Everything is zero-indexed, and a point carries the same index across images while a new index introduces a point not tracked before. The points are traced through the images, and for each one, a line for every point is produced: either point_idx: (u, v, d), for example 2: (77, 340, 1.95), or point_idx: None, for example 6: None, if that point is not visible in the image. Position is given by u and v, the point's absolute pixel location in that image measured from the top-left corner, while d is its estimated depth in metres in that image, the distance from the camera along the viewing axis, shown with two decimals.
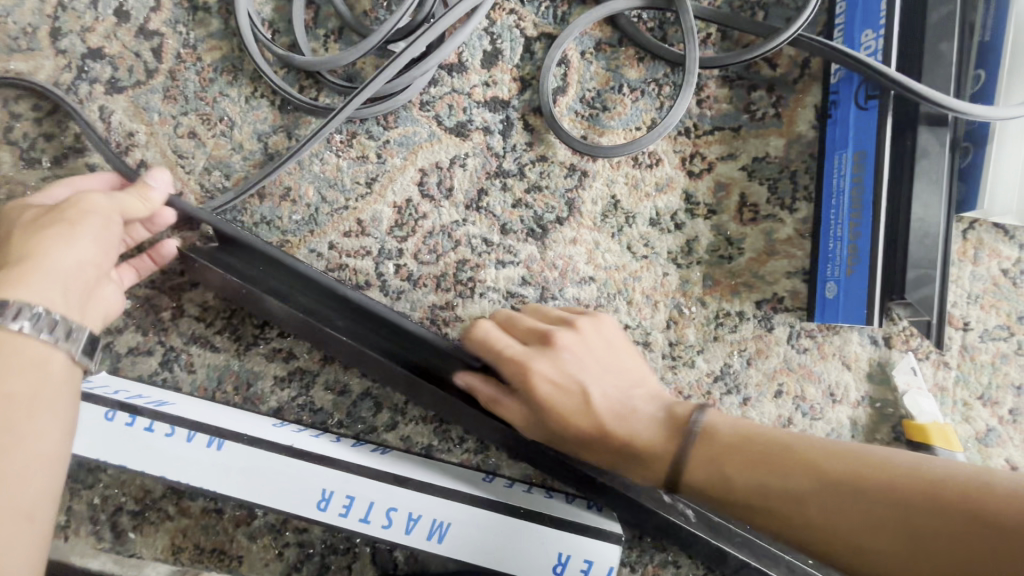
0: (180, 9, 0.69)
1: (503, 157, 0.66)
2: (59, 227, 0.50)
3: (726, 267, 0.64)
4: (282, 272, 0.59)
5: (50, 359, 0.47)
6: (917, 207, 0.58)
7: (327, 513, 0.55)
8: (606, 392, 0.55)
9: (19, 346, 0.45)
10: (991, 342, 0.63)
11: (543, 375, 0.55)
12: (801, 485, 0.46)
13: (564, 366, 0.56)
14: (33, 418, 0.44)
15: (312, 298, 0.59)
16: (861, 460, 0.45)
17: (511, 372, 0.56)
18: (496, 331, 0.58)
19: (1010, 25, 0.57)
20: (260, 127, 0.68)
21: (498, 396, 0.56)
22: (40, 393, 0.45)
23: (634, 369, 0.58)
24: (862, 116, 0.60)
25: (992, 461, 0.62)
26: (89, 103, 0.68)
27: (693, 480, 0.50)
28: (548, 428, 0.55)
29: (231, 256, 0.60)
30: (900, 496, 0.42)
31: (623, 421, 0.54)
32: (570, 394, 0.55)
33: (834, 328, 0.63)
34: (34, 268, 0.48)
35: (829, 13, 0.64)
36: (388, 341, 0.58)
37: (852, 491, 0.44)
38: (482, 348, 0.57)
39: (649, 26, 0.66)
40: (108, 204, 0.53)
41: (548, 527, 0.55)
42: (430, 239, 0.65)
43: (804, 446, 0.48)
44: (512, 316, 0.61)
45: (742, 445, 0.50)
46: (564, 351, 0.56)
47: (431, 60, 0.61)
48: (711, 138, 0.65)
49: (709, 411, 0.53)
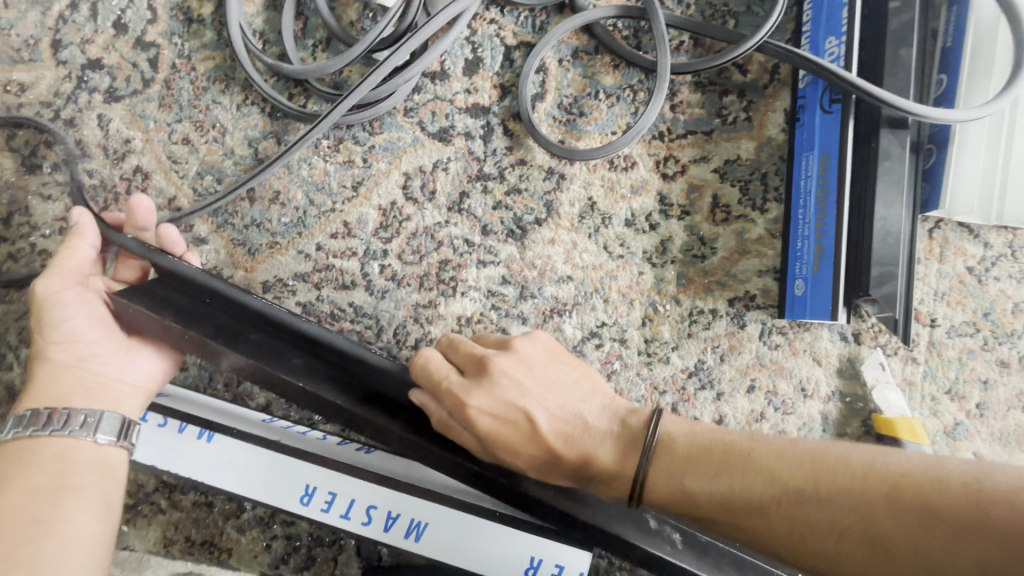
0: (176, 22, 0.72)
1: (484, 161, 0.68)
2: (39, 346, 0.59)
3: (699, 265, 0.66)
4: (223, 302, 0.59)
5: (71, 451, 0.55)
6: (881, 207, 0.60)
7: (309, 508, 0.58)
8: (552, 413, 0.53)
9: (43, 447, 0.54)
10: (958, 338, 0.64)
11: (482, 409, 0.51)
12: (763, 496, 0.46)
13: (503, 396, 0.52)
14: (62, 500, 0.52)
15: (258, 334, 0.57)
16: (816, 464, 0.46)
17: (450, 407, 0.52)
18: (436, 359, 0.54)
19: (969, 31, 0.60)
20: (251, 133, 0.71)
21: (449, 423, 0.52)
22: (64, 479, 0.53)
23: (576, 382, 0.56)
24: (827, 120, 0.62)
25: (960, 454, 0.64)
26: (89, 112, 0.71)
27: (657, 497, 0.50)
28: (498, 459, 0.52)
29: (161, 286, 0.59)
30: (854, 498, 0.43)
31: (573, 442, 0.52)
32: (518, 426, 0.51)
33: (805, 324, 0.65)
34: (46, 385, 0.58)
35: (796, 21, 0.67)
36: (349, 378, 0.56)
37: (811, 498, 0.44)
38: (423, 377, 0.53)
39: (624, 34, 0.69)
40: (56, 284, 0.59)
41: (523, 531, 0.56)
42: (413, 240, 0.68)
43: (762, 452, 0.48)
44: (455, 341, 0.57)
45: (701, 457, 0.49)
46: (502, 377, 0.53)
47: (414, 67, 0.63)
48: (684, 141, 0.67)
49: (663, 420, 0.52)
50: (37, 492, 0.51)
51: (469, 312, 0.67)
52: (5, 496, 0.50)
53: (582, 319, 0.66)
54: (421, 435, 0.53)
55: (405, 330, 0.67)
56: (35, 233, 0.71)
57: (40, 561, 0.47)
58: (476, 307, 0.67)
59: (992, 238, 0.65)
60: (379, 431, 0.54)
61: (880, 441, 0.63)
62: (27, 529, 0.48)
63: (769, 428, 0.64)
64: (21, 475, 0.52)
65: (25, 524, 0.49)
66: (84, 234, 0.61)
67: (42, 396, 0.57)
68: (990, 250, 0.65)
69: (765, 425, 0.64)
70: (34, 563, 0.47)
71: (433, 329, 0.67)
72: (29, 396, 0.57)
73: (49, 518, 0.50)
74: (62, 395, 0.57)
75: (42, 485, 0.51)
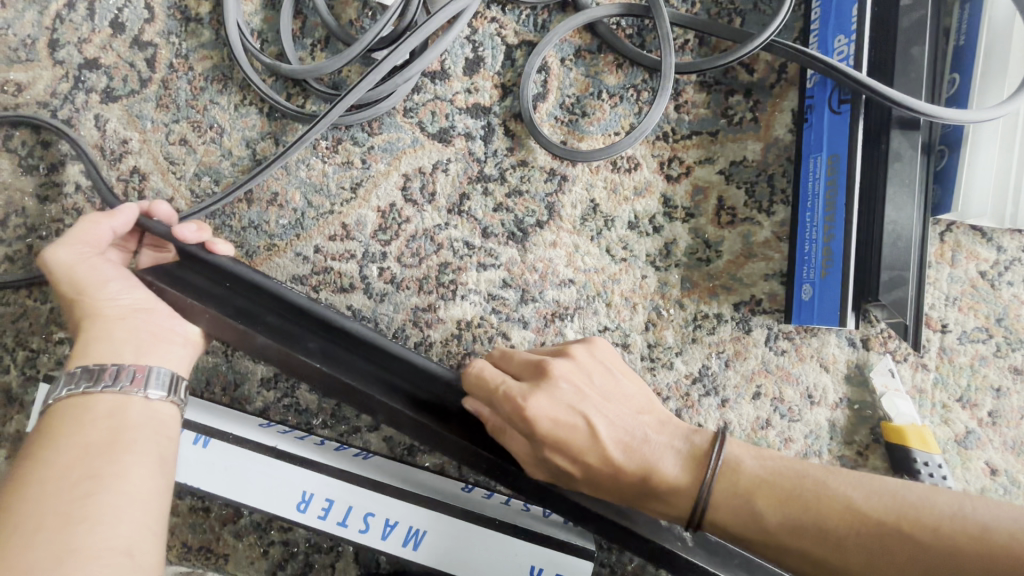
0: (174, 20, 0.71)
1: (484, 162, 0.67)
2: (81, 307, 0.52)
3: (704, 269, 0.65)
4: (245, 287, 0.57)
5: (126, 406, 0.47)
6: (890, 209, 0.58)
7: (307, 515, 0.57)
8: (611, 422, 0.51)
9: (92, 404, 0.46)
10: (969, 344, 0.63)
11: (542, 412, 0.49)
12: (840, 526, 0.44)
13: (563, 399, 0.51)
14: (115, 457, 0.44)
15: (284, 321, 0.56)
16: (897, 502, 0.44)
17: (508, 412, 0.50)
18: (492, 367, 0.52)
19: (984, 28, 0.58)
20: (249, 134, 0.70)
21: (504, 429, 0.51)
22: (116, 437, 0.45)
23: (631, 395, 0.54)
24: (835, 120, 0.61)
25: (972, 464, 0.62)
26: (85, 112, 0.71)
27: (718, 515, 0.48)
28: (550, 464, 0.50)
29: (192, 273, 0.57)
30: (941, 539, 0.41)
31: (631, 453, 0.49)
32: (576, 430, 0.49)
33: (812, 329, 0.64)
34: (94, 342, 0.50)
35: (805, 19, 0.65)
36: (381, 376, 0.55)
37: (894, 533, 0.43)
38: (477, 383, 0.52)
39: (627, 33, 0.68)
40: (76, 254, 0.53)
41: (522, 540, 0.55)
42: (413, 243, 0.67)
43: (838, 483, 0.46)
44: (507, 352, 0.56)
45: (772, 481, 0.48)
46: (561, 381, 0.51)
47: (414, 67, 0.62)
48: (689, 142, 0.66)
49: (728, 442, 0.50)
50: (89, 449, 0.43)
51: (469, 316, 0.66)
52: (54, 456, 0.43)
53: (584, 323, 0.65)
54: (448, 428, 0.53)
55: (404, 334, 0.66)
56: (32, 234, 0.70)
57: (99, 520, 0.40)
58: (476, 311, 0.66)
59: (1006, 241, 0.63)
60: (392, 416, 0.53)
61: (888, 450, 0.61)
62: (80, 488, 0.41)
63: (775, 435, 0.63)
64: (70, 433, 0.44)
65: (76, 483, 0.41)
66: (116, 216, 0.56)
67: (92, 352, 0.49)
68: (1004, 254, 0.63)
69: (771, 433, 0.63)
70: (93, 523, 0.40)
71: (432, 333, 0.66)
72: (77, 355, 0.49)
73: (104, 474, 0.42)
74: (113, 350, 0.50)
75: (92, 442, 0.44)
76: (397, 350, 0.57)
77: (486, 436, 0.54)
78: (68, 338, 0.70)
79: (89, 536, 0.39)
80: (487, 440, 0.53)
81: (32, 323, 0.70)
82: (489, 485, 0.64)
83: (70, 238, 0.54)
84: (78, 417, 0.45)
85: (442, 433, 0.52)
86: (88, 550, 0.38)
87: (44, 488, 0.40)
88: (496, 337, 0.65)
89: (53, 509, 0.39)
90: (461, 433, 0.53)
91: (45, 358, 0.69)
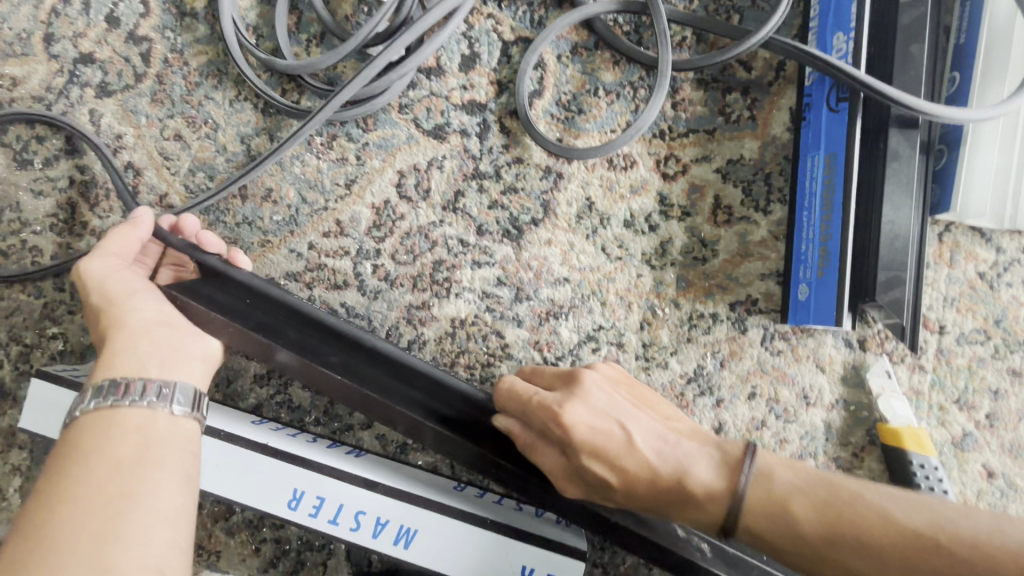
0: (169, 15, 0.71)
1: (480, 159, 0.67)
2: (107, 321, 0.51)
3: (700, 268, 0.65)
4: (264, 302, 0.56)
5: (152, 421, 0.46)
6: (888, 209, 0.58)
7: (297, 512, 0.56)
8: (644, 429, 0.52)
9: (120, 418, 0.45)
10: (967, 345, 0.62)
11: (577, 419, 0.51)
12: (879, 537, 0.44)
13: (596, 406, 0.52)
14: (143, 473, 0.43)
15: (303, 334, 0.55)
16: (935, 514, 0.44)
17: (541, 421, 0.51)
18: (522, 382, 0.54)
19: (984, 25, 0.58)
20: (243, 129, 0.70)
21: (536, 445, 0.51)
22: (145, 452, 0.44)
23: (658, 404, 0.56)
24: (833, 119, 0.60)
25: (969, 466, 0.62)
26: (80, 107, 0.70)
27: (753, 522, 0.48)
28: (589, 472, 0.50)
29: (212, 288, 0.56)
30: (980, 553, 0.41)
31: (665, 459, 0.50)
32: (610, 436, 0.51)
33: (808, 330, 0.63)
34: (119, 355, 0.48)
35: (804, 17, 0.65)
36: (410, 393, 0.54)
37: (931, 545, 0.42)
38: (510, 399, 0.53)
39: (625, 30, 0.67)
40: (106, 265, 0.53)
41: (513, 540, 0.55)
42: (407, 240, 0.66)
43: (875, 494, 0.46)
44: (536, 369, 0.58)
45: (807, 489, 0.47)
46: (592, 389, 0.53)
47: (409, 63, 0.61)
48: (686, 140, 0.65)
49: (758, 453, 0.50)
50: (119, 464, 0.42)
51: (464, 314, 0.65)
52: (86, 470, 0.42)
53: (578, 323, 0.65)
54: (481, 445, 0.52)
55: (397, 332, 0.65)
56: (26, 229, 0.70)
57: (130, 538, 0.39)
58: (470, 309, 0.65)
59: (1005, 242, 0.63)
60: (414, 428, 0.53)
61: (884, 451, 0.61)
62: (111, 506, 0.40)
63: (770, 436, 0.63)
64: (99, 447, 0.43)
65: (107, 501, 0.40)
66: (139, 224, 0.56)
67: (116, 365, 0.48)
68: (1003, 255, 0.63)
69: (766, 434, 0.63)
70: (124, 540, 0.39)
71: (426, 331, 0.65)
72: (102, 370, 0.48)
73: (134, 490, 0.42)
74: (139, 366, 0.48)
75: (122, 458, 0.43)
76: (425, 366, 0.56)
77: (512, 450, 0.54)
78: (60, 333, 0.69)
79: (121, 554, 0.38)
80: (508, 452, 0.53)
81: (25, 318, 0.69)
82: (482, 486, 0.64)
83: (99, 251, 0.54)
84: (106, 431, 0.44)
85: (464, 445, 0.52)
86: (121, 568, 0.38)
87: (76, 506, 0.40)
88: (490, 336, 0.65)
89: (85, 526, 0.39)
90: (491, 450, 0.53)
91: (39, 353, 0.69)
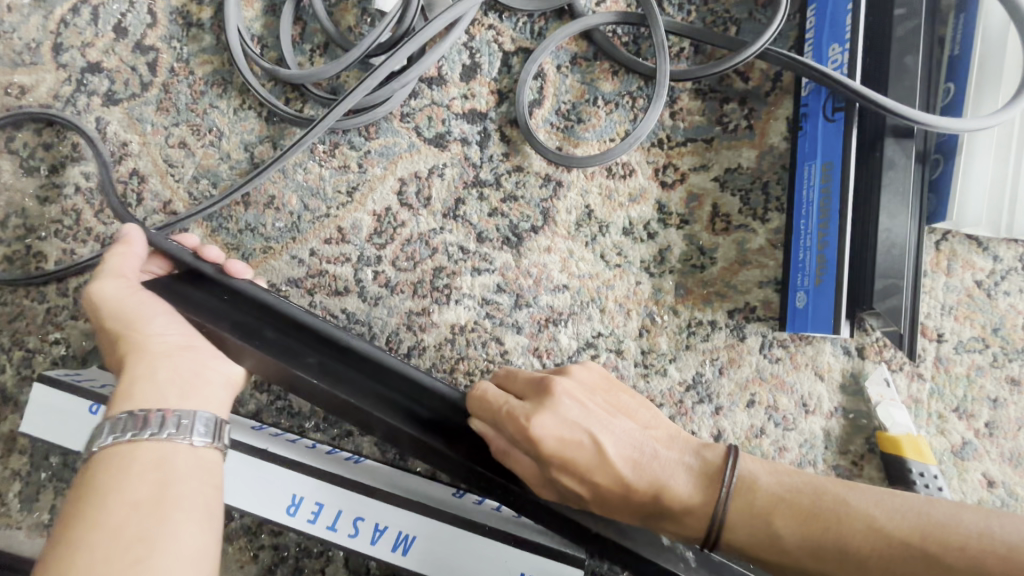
0: (176, 26, 0.72)
1: (480, 167, 0.67)
2: (126, 343, 0.50)
3: (699, 276, 0.65)
4: (243, 302, 0.58)
5: (171, 458, 0.44)
6: (884, 218, 0.58)
7: (295, 518, 0.56)
8: (619, 439, 0.50)
9: (138, 455, 0.43)
10: (966, 354, 0.62)
11: (546, 430, 0.48)
12: (863, 546, 0.43)
13: (567, 415, 0.50)
14: (164, 516, 0.41)
15: (279, 334, 0.56)
16: (922, 519, 0.43)
17: (512, 432, 0.49)
18: (495, 389, 0.52)
19: (978, 39, 0.58)
20: (247, 137, 0.71)
21: (509, 452, 0.51)
22: (164, 493, 0.42)
23: (636, 410, 0.54)
24: (830, 128, 0.61)
25: (969, 475, 0.62)
26: (87, 114, 0.71)
27: (736, 537, 0.48)
28: (560, 483, 0.49)
29: (192, 287, 0.58)
30: (968, 560, 0.41)
31: (642, 471, 0.49)
32: (582, 448, 0.49)
33: (807, 337, 0.64)
34: (138, 383, 0.48)
35: (800, 28, 0.66)
36: (387, 393, 0.54)
37: (919, 553, 0.42)
38: (481, 409, 0.51)
39: (623, 41, 0.68)
40: (121, 288, 0.53)
41: (512, 547, 0.55)
42: (408, 247, 0.67)
43: (859, 501, 0.45)
44: (511, 372, 0.56)
45: (789, 498, 0.47)
46: (563, 397, 0.51)
47: (410, 73, 0.63)
48: (684, 149, 0.66)
49: (741, 458, 0.49)
50: (139, 506, 0.41)
51: (463, 320, 0.66)
52: (106, 515, 0.40)
53: (577, 329, 0.65)
54: (455, 450, 0.52)
55: (397, 338, 0.66)
56: (31, 235, 0.71)
57: None
58: (470, 315, 0.66)
59: (1002, 251, 0.63)
60: (391, 432, 0.53)
61: (883, 460, 0.61)
62: (132, 554, 0.39)
63: (769, 444, 0.63)
64: (115, 489, 0.42)
65: (126, 546, 0.39)
66: (131, 243, 0.56)
67: (135, 393, 0.47)
68: (1000, 263, 0.63)
69: (765, 442, 0.63)
70: None
71: (426, 337, 0.66)
72: (120, 396, 0.47)
73: (156, 535, 0.40)
74: (158, 392, 0.47)
75: (141, 499, 0.41)
76: (404, 367, 0.56)
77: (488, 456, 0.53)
78: (63, 338, 0.70)
79: None
80: (486, 458, 0.52)
81: (28, 323, 0.70)
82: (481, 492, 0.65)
83: (109, 275, 0.54)
84: (122, 471, 0.43)
85: (437, 449, 0.52)
86: None
87: (96, 555, 0.38)
88: (490, 342, 0.65)
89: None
90: (464, 453, 0.52)
91: (41, 357, 0.70)
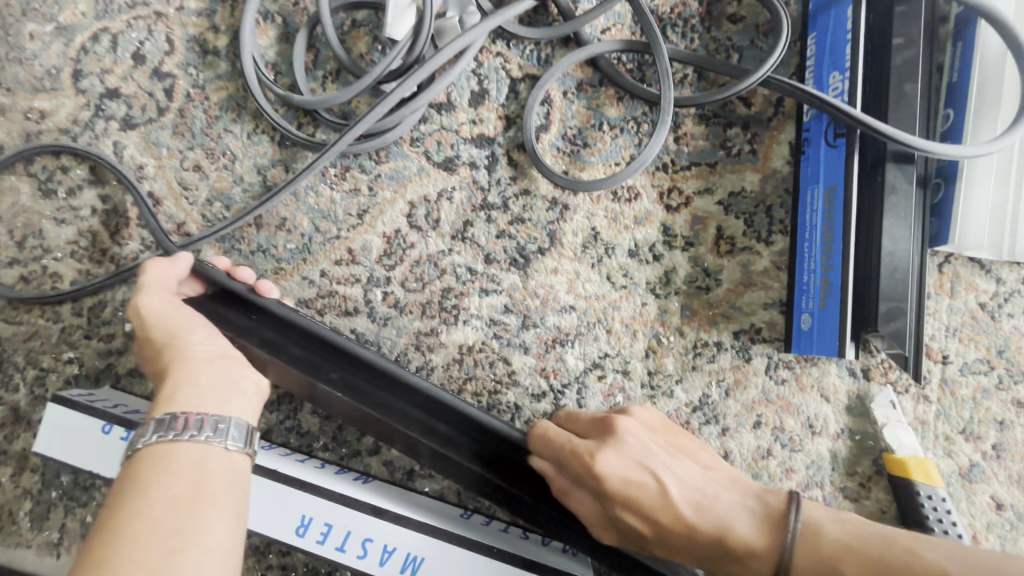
0: (192, 53, 0.74)
1: (488, 190, 0.69)
2: (169, 353, 0.52)
3: (704, 297, 0.66)
4: (269, 320, 0.58)
5: (207, 458, 0.45)
6: (888, 241, 0.59)
7: (305, 539, 0.56)
8: (681, 480, 0.52)
9: (177, 453, 0.44)
10: (971, 375, 0.63)
11: (611, 468, 0.52)
12: None
13: (629, 455, 0.53)
14: (198, 512, 0.42)
15: (306, 351, 0.57)
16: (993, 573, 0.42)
17: (577, 469, 0.53)
18: (557, 429, 0.56)
19: (975, 67, 0.60)
20: (260, 161, 0.72)
21: (571, 490, 0.53)
22: (199, 490, 0.43)
23: (695, 451, 0.56)
24: (832, 154, 0.62)
25: (977, 498, 0.62)
26: (105, 139, 0.73)
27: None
28: (623, 522, 0.52)
29: (221, 305, 0.59)
30: None
31: (704, 513, 0.51)
32: (645, 489, 0.52)
33: (812, 359, 0.64)
34: (179, 387, 0.49)
35: (800, 56, 0.67)
36: (407, 409, 0.55)
37: None
38: (545, 446, 0.55)
39: (628, 68, 0.70)
40: (167, 302, 0.55)
41: (519, 568, 0.54)
42: (417, 268, 0.68)
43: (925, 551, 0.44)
44: (572, 414, 0.60)
45: (856, 546, 0.47)
46: (626, 437, 0.54)
47: (420, 99, 0.64)
48: (688, 173, 0.67)
49: (803, 504, 0.50)
50: (176, 501, 0.42)
51: (472, 340, 0.66)
52: (145, 507, 0.41)
53: (584, 350, 0.66)
54: (512, 483, 0.54)
55: (406, 358, 0.66)
56: (48, 255, 0.72)
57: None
58: (478, 335, 0.66)
59: (1005, 273, 0.64)
60: (410, 445, 0.54)
61: (890, 482, 0.61)
62: (167, 546, 0.39)
63: (776, 465, 0.63)
64: (155, 483, 0.42)
65: (162, 538, 0.39)
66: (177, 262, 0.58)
67: (176, 398, 0.48)
68: (1003, 285, 0.64)
69: (772, 463, 0.63)
70: None
71: (434, 357, 0.66)
72: (162, 400, 0.48)
73: (189, 530, 0.40)
74: (197, 398, 0.48)
75: (178, 494, 0.42)
76: (428, 386, 0.56)
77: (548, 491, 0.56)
78: (76, 357, 0.71)
79: None
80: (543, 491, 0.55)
81: (43, 343, 0.71)
82: (488, 513, 0.65)
83: (155, 290, 0.56)
84: (161, 467, 0.44)
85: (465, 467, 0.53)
86: None
87: (133, 545, 0.39)
88: (497, 362, 0.66)
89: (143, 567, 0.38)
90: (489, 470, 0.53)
91: (54, 376, 0.71)
